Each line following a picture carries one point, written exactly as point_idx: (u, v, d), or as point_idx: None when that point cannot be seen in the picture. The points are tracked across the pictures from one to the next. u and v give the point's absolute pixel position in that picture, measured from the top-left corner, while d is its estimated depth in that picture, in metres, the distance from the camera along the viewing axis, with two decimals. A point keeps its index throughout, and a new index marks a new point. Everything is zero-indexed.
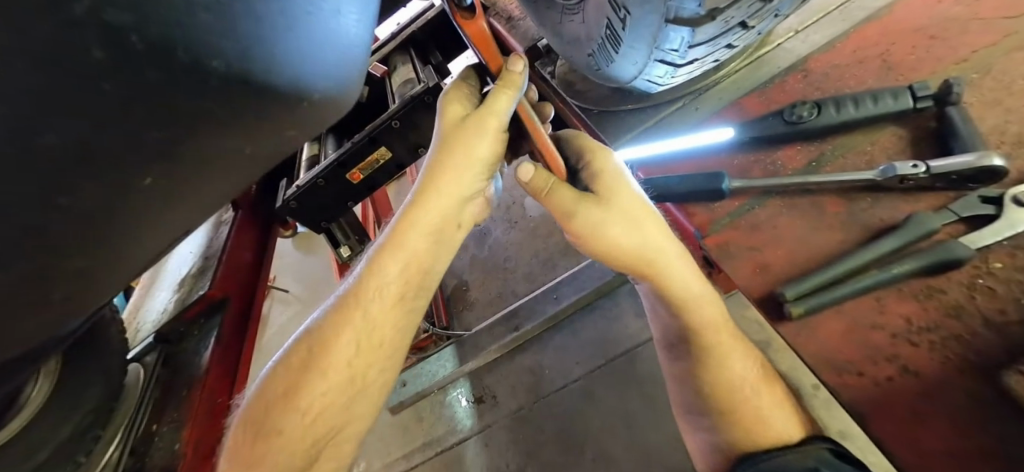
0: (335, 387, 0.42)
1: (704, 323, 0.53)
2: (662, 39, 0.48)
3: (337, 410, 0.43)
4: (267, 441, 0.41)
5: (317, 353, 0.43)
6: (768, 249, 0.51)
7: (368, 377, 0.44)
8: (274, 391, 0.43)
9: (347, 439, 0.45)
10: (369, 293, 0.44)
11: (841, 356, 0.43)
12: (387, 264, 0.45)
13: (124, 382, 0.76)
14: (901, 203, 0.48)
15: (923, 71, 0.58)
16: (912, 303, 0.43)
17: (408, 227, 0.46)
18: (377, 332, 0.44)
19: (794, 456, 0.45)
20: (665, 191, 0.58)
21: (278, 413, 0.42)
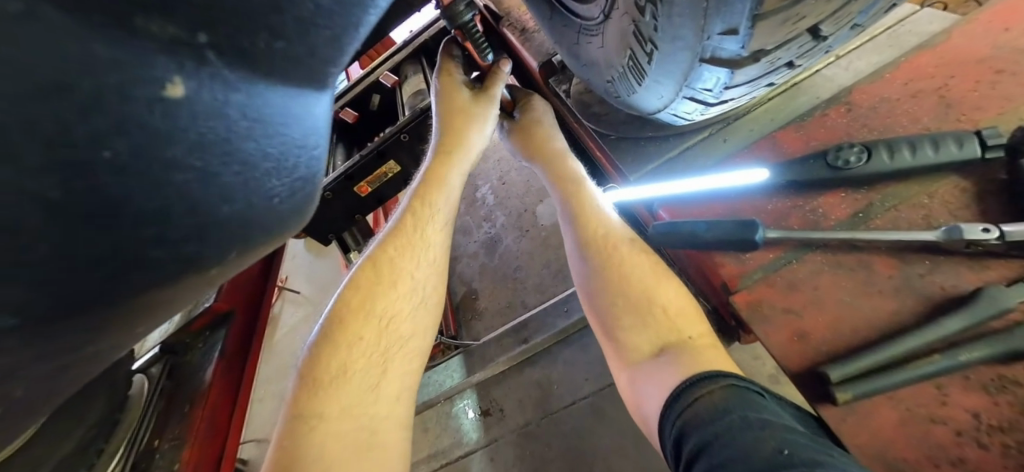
0: (405, 295, 0.52)
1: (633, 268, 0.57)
2: (694, 77, 0.43)
3: (407, 319, 0.52)
4: (339, 352, 0.47)
5: (385, 272, 0.52)
6: (807, 314, 0.46)
7: (428, 293, 0.54)
8: (346, 306, 0.50)
9: (410, 358, 0.51)
10: (429, 215, 0.58)
11: (894, 453, 0.37)
12: (434, 198, 0.59)
13: (128, 394, 0.80)
14: (966, 270, 0.42)
15: (988, 111, 0.51)
16: (981, 396, 0.37)
17: (450, 173, 0.62)
18: (436, 255, 0.56)
19: (708, 397, 0.43)
20: (691, 239, 0.52)
21: (353, 326, 0.49)
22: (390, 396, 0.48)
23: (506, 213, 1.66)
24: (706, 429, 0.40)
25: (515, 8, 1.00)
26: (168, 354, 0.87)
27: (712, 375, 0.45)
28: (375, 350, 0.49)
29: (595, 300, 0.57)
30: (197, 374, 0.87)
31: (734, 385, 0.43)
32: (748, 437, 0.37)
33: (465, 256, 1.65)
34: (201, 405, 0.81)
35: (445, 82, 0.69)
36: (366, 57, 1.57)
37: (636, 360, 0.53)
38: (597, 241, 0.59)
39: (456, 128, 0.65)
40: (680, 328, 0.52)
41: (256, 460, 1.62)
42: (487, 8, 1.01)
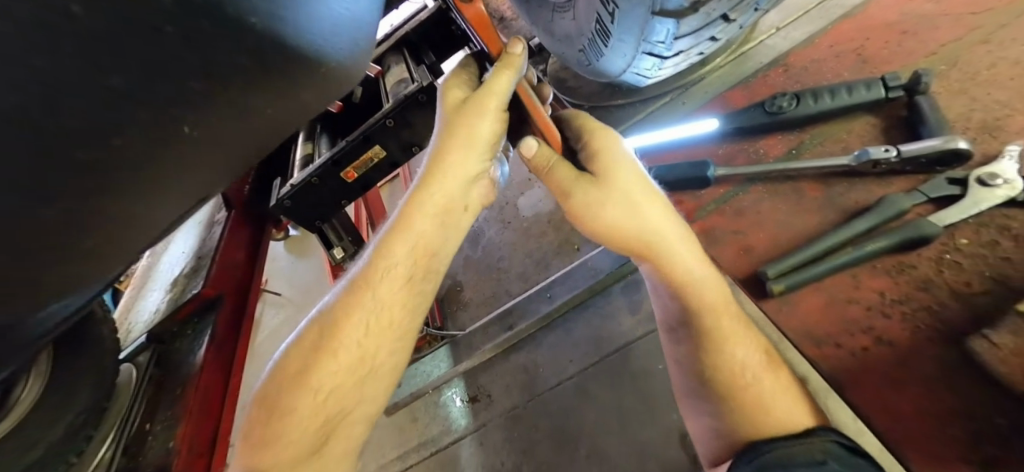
0: (344, 369, 0.39)
1: (703, 288, 0.49)
2: (649, 31, 0.51)
3: (350, 392, 0.40)
4: (275, 425, 0.38)
5: (331, 334, 0.39)
6: (750, 233, 0.54)
7: (378, 360, 0.40)
8: (283, 372, 0.40)
9: (355, 424, 0.42)
10: (380, 272, 0.41)
11: (820, 329, 0.45)
12: (394, 247, 0.42)
13: (115, 381, 0.72)
14: (874, 186, 0.51)
15: (894, 64, 0.61)
16: (885, 278, 0.45)
17: (426, 198, 0.43)
18: (387, 313, 0.41)
19: (805, 449, 0.41)
20: (653, 179, 0.60)
21: (290, 395, 0.38)
22: (329, 466, 0.41)
23: (487, 203, 1.73)
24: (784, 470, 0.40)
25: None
26: (156, 343, 0.79)
27: (817, 428, 0.43)
28: (313, 423, 0.39)
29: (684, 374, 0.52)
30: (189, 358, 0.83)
31: (831, 442, 0.41)
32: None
33: None
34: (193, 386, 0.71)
35: (449, 81, 0.50)
36: None
37: (729, 447, 0.48)
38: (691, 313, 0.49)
39: (445, 152, 0.44)
40: (794, 430, 0.44)
41: None
42: None
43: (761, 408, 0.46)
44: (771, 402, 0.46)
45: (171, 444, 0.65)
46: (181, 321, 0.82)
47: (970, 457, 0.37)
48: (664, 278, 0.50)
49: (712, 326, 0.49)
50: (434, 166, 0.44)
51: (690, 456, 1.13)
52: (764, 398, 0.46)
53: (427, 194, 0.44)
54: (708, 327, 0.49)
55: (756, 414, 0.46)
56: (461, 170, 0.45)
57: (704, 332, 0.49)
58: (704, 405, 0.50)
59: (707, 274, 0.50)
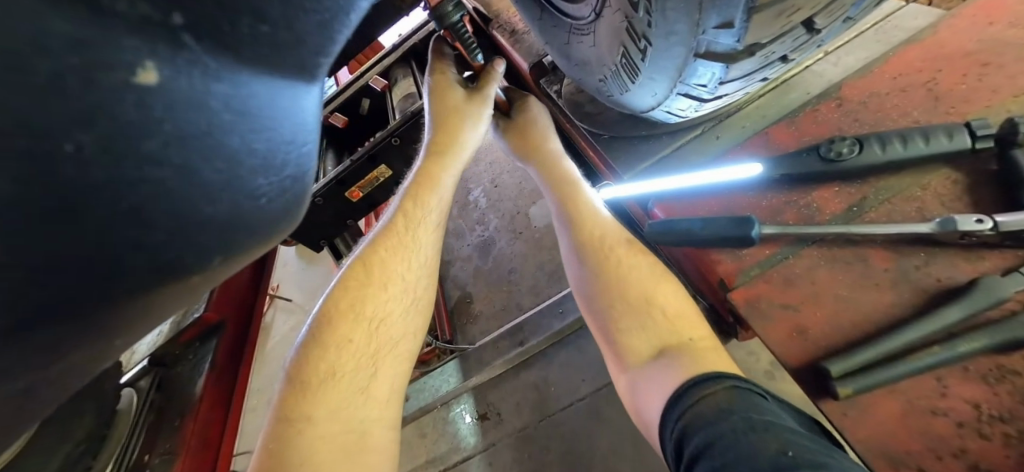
0: (394, 298, 0.53)
1: (604, 240, 0.61)
2: (689, 73, 0.43)
3: (397, 320, 0.53)
4: (328, 354, 0.49)
5: (375, 271, 0.53)
6: (805, 309, 0.46)
7: (417, 292, 0.56)
8: (334, 310, 0.51)
9: (399, 360, 0.53)
10: (421, 217, 0.59)
11: (898, 446, 0.37)
12: (427, 200, 0.60)
13: (116, 409, 0.83)
14: (961, 261, 0.42)
15: (976, 103, 0.52)
16: (980, 386, 0.37)
17: (444, 173, 0.63)
18: (430, 259, 0.58)
19: (711, 397, 0.44)
20: (686, 236, 0.52)
21: (344, 328, 0.50)
22: (375, 400, 0.49)
23: (498, 215, 1.66)
24: (714, 423, 0.42)
25: (504, 10, 1.00)
26: (157, 367, 0.90)
27: (714, 375, 0.46)
28: (366, 351, 0.50)
29: (593, 302, 0.59)
30: (189, 385, 0.90)
31: (733, 387, 0.45)
32: (725, 420, 0.41)
33: (458, 260, 1.64)
34: (192, 417, 0.85)
35: (438, 83, 0.68)
36: (355, 61, 1.57)
37: (627, 358, 0.55)
38: (592, 235, 0.62)
39: (448, 144, 0.65)
40: (681, 330, 0.54)
41: None
42: (476, 10, 1.00)
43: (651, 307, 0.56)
44: (668, 314, 0.55)
45: None
46: (185, 343, 0.93)
47: None
48: (578, 228, 0.63)
49: (612, 246, 0.61)
50: (443, 142, 0.65)
51: None
52: (653, 309, 0.56)
53: (439, 170, 0.62)
54: (606, 260, 0.60)
55: (652, 329, 0.55)
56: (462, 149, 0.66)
57: (601, 251, 0.61)
58: (608, 319, 0.57)
59: (610, 231, 0.62)
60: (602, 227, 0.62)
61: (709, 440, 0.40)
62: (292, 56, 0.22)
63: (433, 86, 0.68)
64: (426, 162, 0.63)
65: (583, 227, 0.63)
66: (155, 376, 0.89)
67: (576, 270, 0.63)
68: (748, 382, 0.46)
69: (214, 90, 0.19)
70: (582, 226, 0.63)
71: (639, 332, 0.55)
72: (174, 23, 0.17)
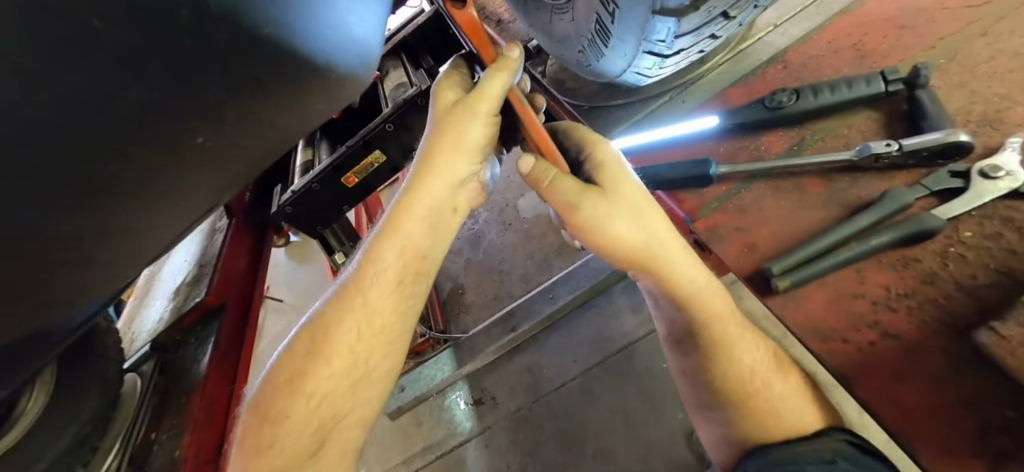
0: (337, 385, 0.46)
1: (719, 326, 0.53)
2: (650, 30, 0.51)
3: (353, 419, 0.48)
4: (266, 435, 0.45)
5: (319, 342, 0.46)
6: (754, 230, 0.54)
7: (362, 380, 0.47)
8: (278, 378, 0.47)
9: (349, 429, 0.48)
10: (370, 279, 0.47)
11: (826, 325, 0.45)
12: (383, 254, 0.47)
13: (122, 392, 0.92)
14: (877, 180, 0.51)
15: (893, 58, 0.61)
16: (890, 272, 0.45)
17: (408, 216, 0.48)
18: (379, 318, 0.47)
19: (807, 450, 0.47)
20: (655, 178, 0.60)
21: (283, 401, 0.45)
22: None
23: (488, 207, 1.72)
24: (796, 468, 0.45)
25: (490, 1, 1.08)
26: (158, 353, 0.99)
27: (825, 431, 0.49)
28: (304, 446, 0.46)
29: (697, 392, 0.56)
30: (190, 365, 0.96)
31: (841, 441, 0.48)
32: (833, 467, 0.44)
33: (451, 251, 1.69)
34: (198, 394, 0.89)
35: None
36: None
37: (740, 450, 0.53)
38: (698, 329, 0.54)
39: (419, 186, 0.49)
40: (798, 424, 0.50)
41: None
42: None
43: (729, 381, 0.53)
44: (776, 411, 0.51)
45: (176, 452, 0.81)
46: (186, 328, 1.01)
47: (981, 450, 0.37)
48: (679, 303, 0.54)
49: (720, 335, 0.53)
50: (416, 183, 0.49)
51: (695, 454, 1.14)
52: (768, 408, 0.51)
53: (405, 215, 0.48)
54: (721, 338, 0.53)
55: (755, 418, 0.52)
56: (439, 187, 0.49)
57: (717, 339, 0.53)
58: (714, 403, 0.55)
59: (729, 312, 0.55)
60: (716, 304, 0.54)
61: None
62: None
63: None
64: (399, 198, 0.49)
65: (688, 301, 0.53)
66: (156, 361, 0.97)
67: (675, 350, 0.59)
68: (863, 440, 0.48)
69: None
70: (685, 301, 0.54)
71: (739, 424, 0.53)
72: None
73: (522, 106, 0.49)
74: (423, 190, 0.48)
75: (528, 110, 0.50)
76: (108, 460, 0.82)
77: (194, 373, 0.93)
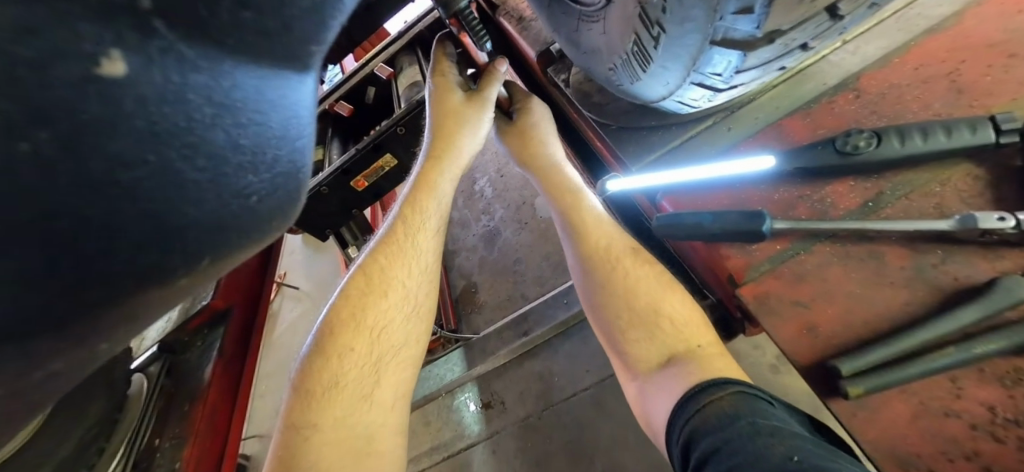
0: (395, 304, 0.54)
1: (607, 246, 0.62)
2: (704, 61, 0.41)
3: (397, 328, 0.54)
4: (337, 364, 0.50)
5: (377, 281, 0.54)
6: (815, 306, 0.45)
7: (419, 301, 0.56)
8: (336, 318, 0.53)
9: (403, 365, 0.54)
10: (419, 222, 0.59)
11: (907, 447, 0.37)
12: (427, 205, 0.60)
13: (128, 393, 0.85)
14: (979, 260, 0.41)
15: (1000, 96, 0.50)
16: (996, 388, 0.36)
17: (441, 179, 0.63)
18: (426, 259, 0.58)
19: (718, 403, 0.45)
20: (695, 230, 0.51)
21: (347, 336, 0.52)
22: (378, 407, 0.51)
23: (504, 205, 1.65)
24: (718, 433, 0.42)
25: None
26: (166, 354, 0.93)
27: (719, 382, 0.48)
28: (366, 361, 0.51)
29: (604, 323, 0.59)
30: (197, 370, 0.93)
31: (741, 392, 0.46)
32: (730, 427, 0.42)
33: (464, 249, 1.64)
34: (201, 403, 0.87)
35: (439, 84, 0.68)
36: (361, 49, 1.55)
37: (636, 365, 0.56)
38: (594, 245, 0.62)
39: (446, 147, 0.64)
40: (689, 337, 0.55)
41: (258, 455, 1.60)
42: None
43: (609, 288, 0.59)
44: (667, 317, 0.56)
45: (177, 464, 0.80)
46: (192, 329, 0.95)
47: None
48: (579, 235, 0.63)
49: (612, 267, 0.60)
50: (443, 154, 0.64)
51: None
52: (657, 311, 0.56)
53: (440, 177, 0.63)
54: (610, 258, 0.61)
55: (651, 331, 0.56)
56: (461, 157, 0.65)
57: (604, 258, 0.61)
58: (613, 322, 0.58)
59: (614, 236, 0.62)
60: (602, 231, 0.63)
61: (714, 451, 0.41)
62: (279, 42, 0.22)
63: (436, 85, 0.69)
64: (428, 167, 0.63)
65: (586, 233, 0.63)
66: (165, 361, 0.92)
67: (582, 279, 0.63)
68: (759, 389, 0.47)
69: (192, 82, 0.18)
70: (583, 233, 0.63)
71: (647, 346, 0.56)
72: (141, 8, 0.16)
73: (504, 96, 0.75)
74: (452, 161, 0.64)
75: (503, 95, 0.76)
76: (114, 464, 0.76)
77: (199, 379, 0.91)
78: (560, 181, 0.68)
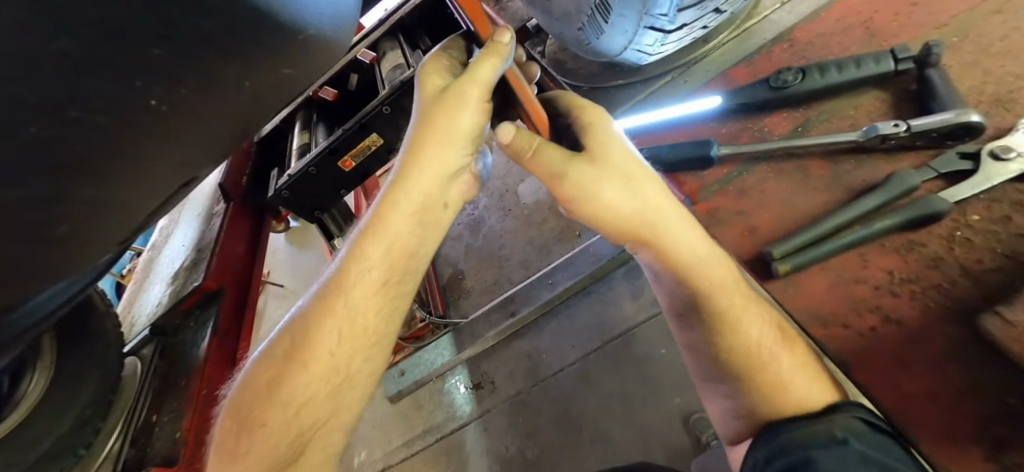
0: (320, 377, 0.43)
1: (733, 317, 0.44)
2: (652, 4, 0.49)
3: (324, 400, 0.43)
4: (244, 454, 0.42)
5: (301, 344, 0.43)
6: (755, 213, 0.53)
7: (352, 365, 0.44)
8: (256, 383, 0.44)
9: (333, 432, 0.45)
10: (352, 278, 0.45)
11: (827, 310, 0.44)
12: (369, 252, 0.46)
13: (122, 375, 0.89)
14: (883, 163, 0.49)
15: (904, 37, 0.59)
16: (894, 256, 0.44)
17: (391, 213, 0.46)
18: (361, 319, 0.45)
19: None
20: (654, 160, 0.59)
21: (261, 407, 0.43)
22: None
23: (488, 194, 1.71)
24: (804, 451, 0.36)
25: None
26: (158, 336, 0.97)
27: (842, 406, 0.39)
28: (290, 436, 0.42)
29: (708, 374, 0.46)
30: (191, 350, 0.96)
31: None
32: (844, 448, 0.35)
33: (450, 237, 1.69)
34: (199, 376, 0.89)
35: (427, 71, 0.51)
36: None
37: None
38: (701, 295, 0.45)
39: (401, 181, 0.47)
40: None
41: None
42: None
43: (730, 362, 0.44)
44: None
45: (177, 434, 0.81)
46: (184, 311, 0.99)
47: (982, 436, 0.36)
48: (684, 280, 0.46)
49: (712, 308, 0.45)
50: (407, 170, 0.47)
51: (693, 438, 1.14)
52: None
53: (394, 208, 0.47)
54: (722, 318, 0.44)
55: None
56: (426, 176, 0.47)
57: (742, 352, 0.43)
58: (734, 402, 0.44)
59: (738, 297, 0.45)
60: (717, 292, 0.45)
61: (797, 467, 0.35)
62: None
63: (425, 70, 0.52)
64: (385, 192, 0.47)
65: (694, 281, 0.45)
66: (157, 344, 0.96)
67: (684, 332, 0.48)
68: None
69: None
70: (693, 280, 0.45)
71: (749, 406, 0.43)
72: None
73: (519, 81, 0.49)
74: (414, 182, 0.47)
75: (528, 89, 0.50)
76: (110, 441, 0.79)
77: (195, 356, 0.94)
78: None
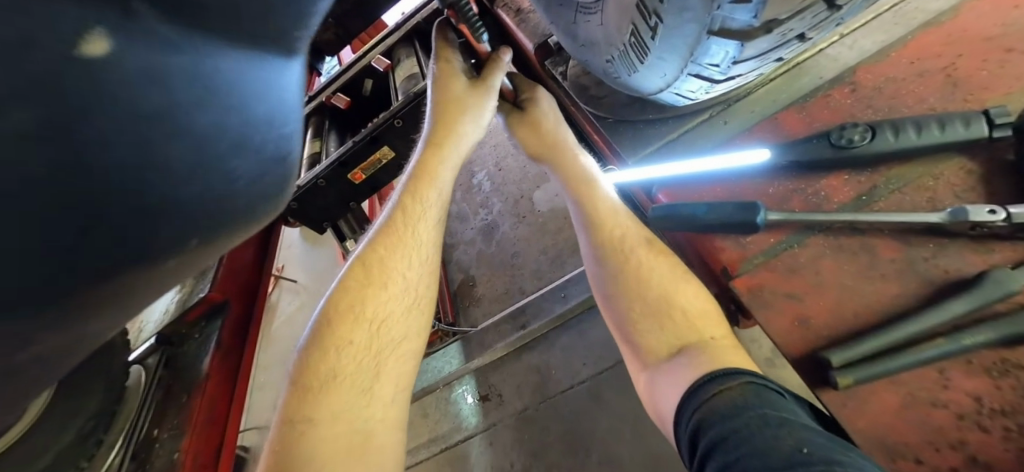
0: (397, 297, 0.53)
1: (621, 237, 0.61)
2: (701, 51, 0.42)
3: (397, 321, 0.53)
4: (330, 358, 0.49)
5: (376, 273, 0.53)
6: (808, 298, 0.45)
7: (420, 292, 0.55)
8: (334, 310, 0.52)
9: (405, 357, 0.53)
10: (417, 216, 0.57)
11: (895, 436, 0.37)
12: (425, 194, 0.59)
13: (126, 385, 0.78)
14: (970, 253, 0.42)
15: (995, 91, 0.50)
16: (983, 379, 0.36)
17: (441, 167, 0.61)
18: (425, 249, 0.57)
19: (726, 393, 0.45)
20: (690, 222, 0.51)
21: (345, 328, 0.50)
22: (379, 404, 0.49)
23: (502, 200, 1.63)
24: (719, 424, 0.43)
25: None
26: (163, 346, 0.84)
27: (730, 372, 0.47)
28: (367, 352, 0.50)
29: (611, 300, 0.59)
30: (196, 363, 0.83)
31: (751, 382, 0.45)
32: (739, 416, 0.42)
33: (461, 243, 1.62)
34: (200, 392, 0.78)
35: (442, 72, 0.66)
36: (359, 41, 1.52)
37: (651, 362, 0.55)
38: (608, 229, 0.61)
39: (440, 144, 0.63)
40: (700, 328, 0.54)
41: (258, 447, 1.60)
42: None
43: (640, 294, 0.57)
44: (682, 303, 0.55)
45: (177, 455, 0.72)
46: (191, 321, 0.86)
47: None
48: (590, 214, 0.63)
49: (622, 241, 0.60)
50: (443, 137, 0.63)
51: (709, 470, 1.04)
52: (677, 306, 0.55)
53: (441, 166, 0.61)
54: (622, 255, 0.59)
55: (673, 321, 0.55)
56: (464, 143, 0.65)
57: (618, 249, 0.60)
58: (635, 323, 0.57)
59: (627, 225, 0.62)
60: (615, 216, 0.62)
61: (711, 442, 0.42)
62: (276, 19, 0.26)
63: (439, 75, 0.67)
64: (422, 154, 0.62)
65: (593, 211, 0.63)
66: (161, 354, 0.83)
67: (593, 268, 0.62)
68: (772, 381, 0.46)
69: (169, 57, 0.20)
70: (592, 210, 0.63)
71: (659, 333, 0.55)
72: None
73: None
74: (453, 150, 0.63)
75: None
76: (112, 456, 0.70)
77: (197, 370, 0.81)
78: (575, 171, 0.67)
